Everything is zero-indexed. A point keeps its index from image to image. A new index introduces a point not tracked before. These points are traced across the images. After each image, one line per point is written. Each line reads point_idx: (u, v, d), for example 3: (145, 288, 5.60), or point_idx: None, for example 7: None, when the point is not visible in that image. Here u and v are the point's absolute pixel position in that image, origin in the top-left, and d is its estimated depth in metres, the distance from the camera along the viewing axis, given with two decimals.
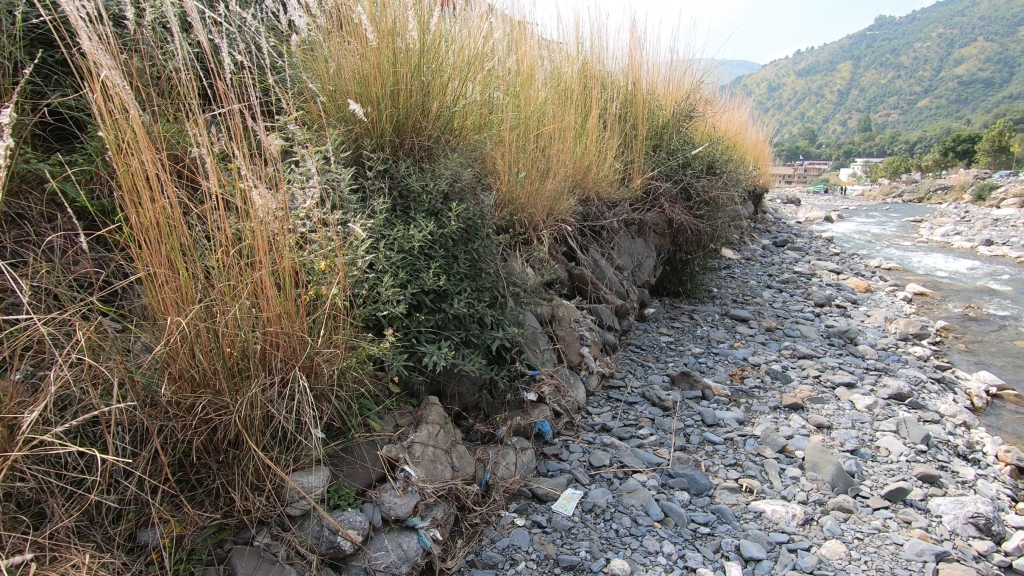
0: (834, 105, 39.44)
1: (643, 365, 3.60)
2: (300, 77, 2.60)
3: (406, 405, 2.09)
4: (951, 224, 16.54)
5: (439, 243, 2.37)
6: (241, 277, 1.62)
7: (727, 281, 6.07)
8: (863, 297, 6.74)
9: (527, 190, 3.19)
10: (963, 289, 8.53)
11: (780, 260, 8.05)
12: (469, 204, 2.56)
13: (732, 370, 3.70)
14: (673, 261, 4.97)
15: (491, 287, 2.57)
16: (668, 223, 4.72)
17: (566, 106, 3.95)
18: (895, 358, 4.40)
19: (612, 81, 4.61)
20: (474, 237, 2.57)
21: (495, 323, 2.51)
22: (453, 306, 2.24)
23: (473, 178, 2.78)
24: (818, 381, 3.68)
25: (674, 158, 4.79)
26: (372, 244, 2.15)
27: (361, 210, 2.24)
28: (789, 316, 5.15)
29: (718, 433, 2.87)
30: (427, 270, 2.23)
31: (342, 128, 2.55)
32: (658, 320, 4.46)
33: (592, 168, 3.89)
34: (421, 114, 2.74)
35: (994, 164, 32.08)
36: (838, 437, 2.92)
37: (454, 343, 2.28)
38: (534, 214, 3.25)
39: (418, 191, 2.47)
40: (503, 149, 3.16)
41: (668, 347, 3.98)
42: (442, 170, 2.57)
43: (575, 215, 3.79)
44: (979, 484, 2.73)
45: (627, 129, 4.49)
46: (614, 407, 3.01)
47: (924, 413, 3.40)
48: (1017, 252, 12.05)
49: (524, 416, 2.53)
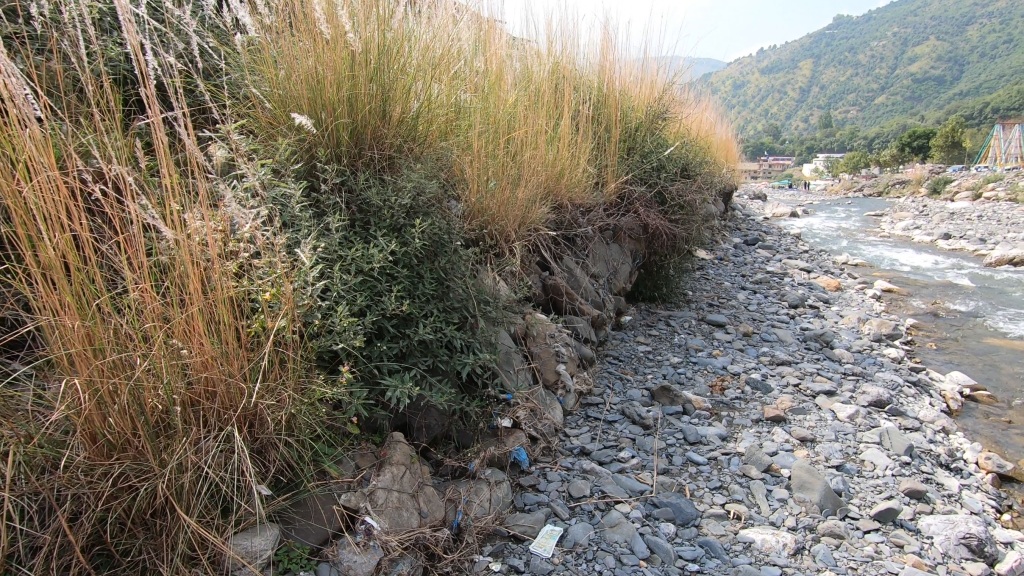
0: (798, 103, 40.22)
1: (621, 379, 3.46)
2: (245, 82, 2.37)
3: (367, 444, 1.89)
4: (910, 219, 17.01)
5: (402, 262, 2.19)
6: (170, 313, 1.42)
7: (702, 284, 6.00)
8: (834, 296, 6.78)
9: (498, 199, 3.02)
10: (927, 285, 8.69)
11: (752, 260, 8.06)
12: (435, 217, 2.39)
13: (712, 380, 3.60)
14: (649, 266, 4.86)
15: (462, 306, 2.40)
16: (643, 228, 4.60)
17: (538, 108, 3.78)
18: (870, 361, 4.38)
19: (583, 82, 4.47)
20: (440, 254, 2.38)
21: (465, 347, 2.34)
22: (419, 331, 2.06)
23: (439, 189, 2.60)
24: (798, 390, 3.60)
25: (648, 161, 4.68)
26: (327, 267, 1.96)
27: (315, 229, 2.04)
28: (764, 319, 5.10)
29: (702, 452, 2.75)
30: (389, 293, 2.05)
31: (294, 137, 2.34)
32: (634, 328, 4.34)
33: (565, 174, 3.74)
34: (380, 120, 2.54)
35: (948, 159, 33.28)
36: (822, 452, 2.83)
37: (421, 371, 2.10)
38: (505, 224, 3.07)
39: (378, 204, 2.27)
40: (471, 156, 2.98)
41: (646, 357, 3.86)
42: (404, 180, 2.38)
43: (548, 223, 3.64)
44: (964, 497, 2.67)
45: (600, 132, 4.36)
46: (592, 427, 2.87)
47: (904, 420, 3.36)
48: (975, 246, 12.41)
49: (498, 445, 2.36)
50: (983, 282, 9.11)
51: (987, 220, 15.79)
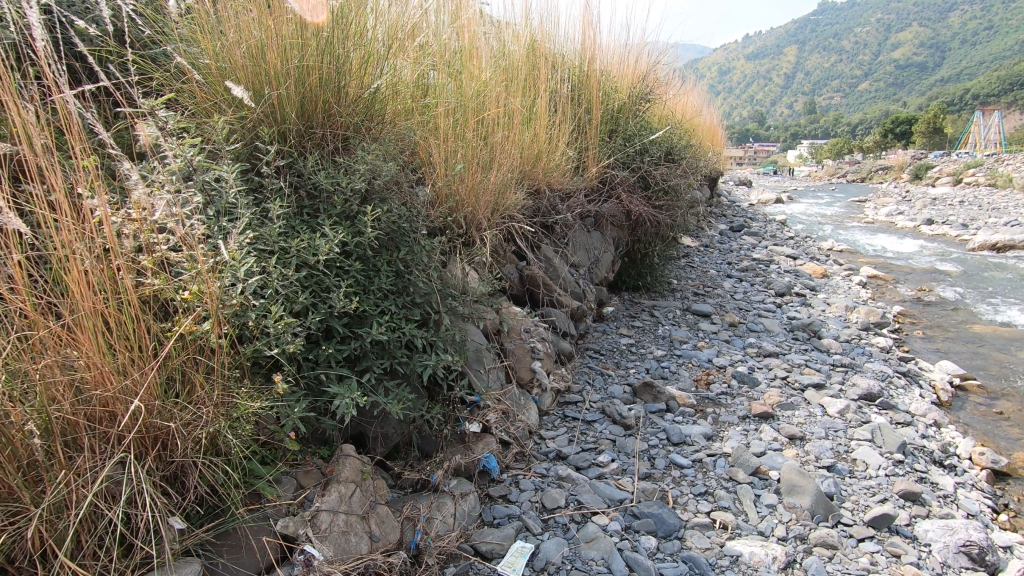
0: (783, 88, 40.12)
1: (602, 374, 3.28)
2: (177, 52, 2.11)
3: (312, 459, 1.69)
4: (893, 204, 17.05)
5: (355, 253, 1.98)
6: (54, 321, 1.23)
7: (687, 272, 5.84)
8: (820, 284, 6.66)
9: (468, 184, 2.79)
10: (911, 270, 8.64)
11: (737, 247, 7.92)
12: (393, 204, 2.17)
13: (697, 374, 3.44)
14: (632, 254, 4.67)
15: (425, 301, 2.20)
16: (626, 214, 4.40)
17: (513, 88, 3.56)
18: (859, 351, 4.25)
19: (563, 60, 4.24)
20: (400, 244, 2.17)
21: (428, 346, 2.13)
22: (372, 331, 1.85)
23: (401, 172, 2.38)
24: (786, 384, 3.45)
25: (631, 145, 4.47)
26: (265, 260, 1.74)
27: (253, 218, 1.81)
28: (751, 309, 4.95)
29: (685, 454, 2.58)
30: (338, 288, 1.83)
31: (234, 114, 2.09)
32: (617, 319, 4.16)
33: (542, 157, 3.52)
34: (334, 97, 2.30)
35: (930, 145, 33.51)
36: (812, 451, 2.68)
37: (376, 375, 1.90)
38: (476, 211, 2.86)
39: (328, 188, 2.04)
40: (438, 138, 2.75)
41: (628, 351, 3.69)
42: (358, 159, 2.14)
43: (525, 210, 3.43)
44: (960, 497, 2.54)
45: (580, 113, 4.14)
46: (570, 429, 2.68)
47: (895, 414, 3.22)
48: (958, 231, 12.42)
49: (465, 452, 2.16)
50: (966, 268, 9.09)
51: (969, 205, 15.84)
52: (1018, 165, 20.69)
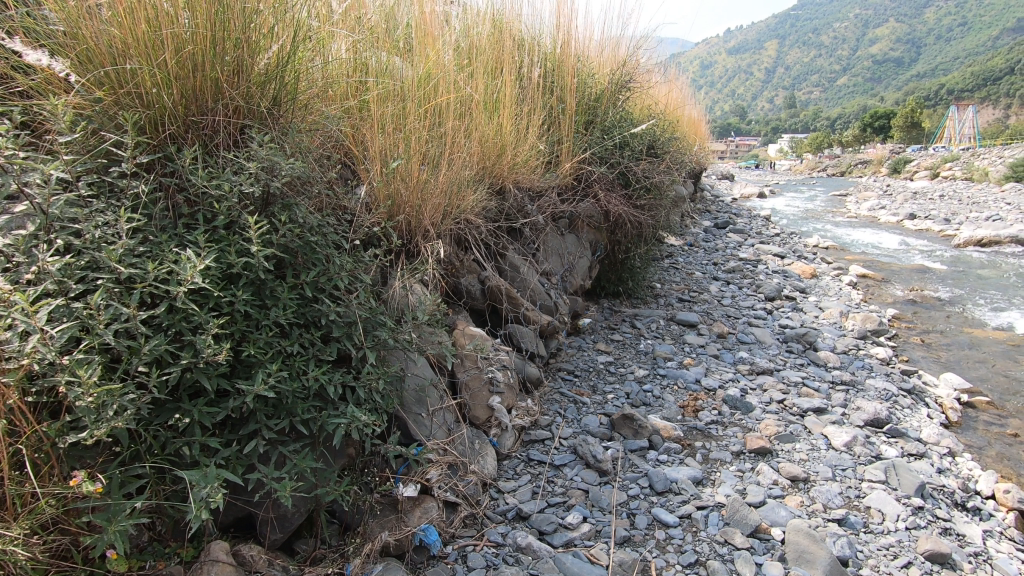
0: (766, 82, 40.00)
1: (575, 403, 2.86)
2: (14, 15, 1.61)
3: (163, 567, 1.25)
4: (874, 199, 16.89)
5: (243, 278, 1.50)
6: None
7: (671, 275, 5.43)
8: (810, 286, 6.30)
9: (411, 182, 2.32)
10: (900, 269, 8.33)
11: (723, 246, 7.53)
12: (301, 211, 1.69)
13: (683, 399, 3.03)
14: (612, 259, 4.24)
15: (348, 332, 1.74)
16: (604, 214, 3.96)
17: (472, 73, 3.09)
18: (859, 365, 3.87)
19: (533, 44, 3.77)
20: (312, 263, 1.69)
21: (345, 394, 1.66)
22: (256, 384, 1.38)
23: (319, 167, 1.90)
24: (784, 409, 3.05)
25: (610, 137, 4.00)
26: (102, 294, 1.28)
27: (93, 235, 1.34)
28: (740, 316, 4.56)
29: (672, 508, 2.16)
30: (209, 329, 1.36)
31: (87, 95, 1.59)
32: (594, 332, 3.73)
33: (507, 151, 3.07)
34: (232, 75, 1.81)
35: (907, 139, 33.71)
36: (819, 499, 2.29)
37: (266, 443, 1.43)
38: (422, 215, 2.39)
39: (209, 193, 1.56)
40: (374, 128, 2.28)
41: (606, 371, 3.26)
42: (253, 152, 1.66)
43: (487, 212, 2.97)
44: (993, 553, 2.16)
45: (552, 102, 3.68)
46: (534, 477, 2.25)
47: (907, 444, 2.85)
48: (941, 226, 12.20)
49: (397, 526, 1.71)
50: (955, 265, 8.82)
51: (949, 199, 15.73)
52: (995, 159, 20.74)
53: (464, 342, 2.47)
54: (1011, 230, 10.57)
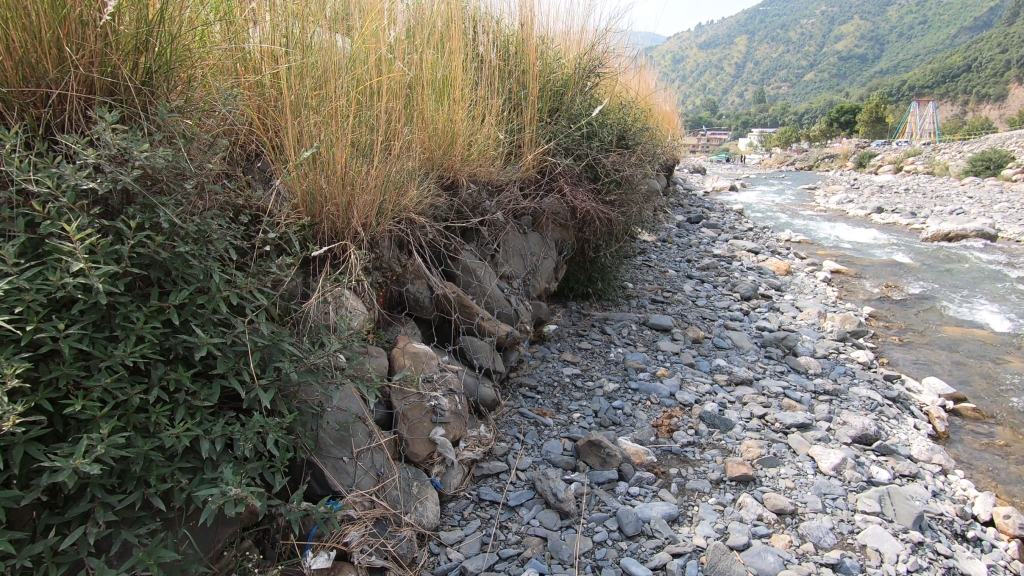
0: (736, 76, 40.32)
1: (536, 425, 2.53)
2: None
3: None
4: (842, 192, 17.01)
5: (74, 306, 1.12)
6: None
7: (643, 273, 5.14)
8: (785, 283, 6.11)
9: (337, 175, 1.95)
10: (872, 264, 8.23)
11: (697, 241, 7.30)
12: (168, 212, 1.30)
13: (656, 417, 2.74)
14: (580, 258, 3.92)
15: (237, 367, 1.36)
16: (571, 211, 3.63)
17: (418, 53, 2.72)
18: (841, 371, 3.64)
19: (491, 24, 3.42)
20: (185, 281, 1.31)
21: (227, 449, 1.29)
22: (74, 457, 1.00)
23: (204, 156, 1.51)
24: (765, 426, 2.78)
25: (577, 126, 3.66)
26: None
27: None
28: (715, 318, 4.30)
29: (644, 557, 1.86)
30: (4, 381, 0.98)
31: None
32: (560, 340, 3.41)
33: (458, 140, 2.71)
34: (87, 36, 1.41)
35: (872, 133, 34.35)
36: (809, 538, 2.01)
37: (100, 529, 1.07)
38: (351, 214, 2.01)
39: (33, 190, 1.17)
40: (290, 111, 1.89)
41: (572, 385, 2.95)
42: (97, 134, 1.26)
43: (435, 210, 2.61)
44: None
45: (511, 87, 3.34)
46: (485, 523, 1.92)
47: (898, 464, 2.61)
48: (908, 220, 12.26)
49: None
50: (925, 260, 8.78)
51: (914, 192, 15.92)
52: (956, 153, 21.15)
53: (404, 362, 2.11)
54: (976, 224, 10.63)
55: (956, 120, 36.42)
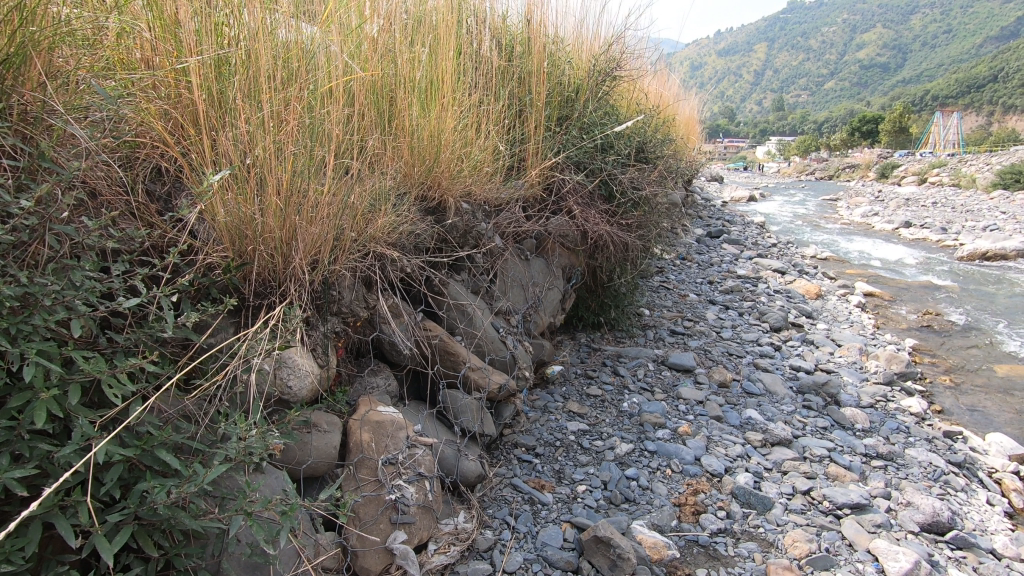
0: (755, 84, 39.66)
1: (531, 503, 2.06)
2: None
3: None
4: (868, 204, 16.28)
5: None
6: None
7: (662, 298, 4.65)
8: (817, 309, 5.57)
9: (274, 201, 1.50)
10: (908, 287, 7.61)
11: (718, 259, 6.79)
12: None
13: (678, 491, 2.26)
14: (592, 285, 3.45)
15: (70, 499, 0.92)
16: (581, 234, 3.17)
17: (400, 50, 2.28)
18: (893, 428, 3.11)
19: (492, 20, 3.00)
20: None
21: None
22: None
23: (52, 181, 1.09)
24: (811, 506, 2.29)
25: (589, 137, 3.20)
26: None
27: None
28: (743, 354, 3.79)
29: None
30: None
31: None
32: (565, 384, 2.94)
33: (446, 152, 2.25)
34: None
35: (896, 143, 33.43)
36: None
37: None
38: (293, 249, 1.56)
39: None
40: (215, 120, 1.48)
41: (577, 445, 2.47)
42: None
43: (415, 237, 2.17)
44: None
45: (513, 93, 2.91)
46: None
47: (982, 565, 2.10)
48: (941, 236, 11.57)
49: None
50: (964, 282, 8.13)
51: (945, 207, 15.15)
52: (987, 166, 20.26)
53: (361, 437, 1.66)
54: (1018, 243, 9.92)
55: (984, 131, 35.33)
